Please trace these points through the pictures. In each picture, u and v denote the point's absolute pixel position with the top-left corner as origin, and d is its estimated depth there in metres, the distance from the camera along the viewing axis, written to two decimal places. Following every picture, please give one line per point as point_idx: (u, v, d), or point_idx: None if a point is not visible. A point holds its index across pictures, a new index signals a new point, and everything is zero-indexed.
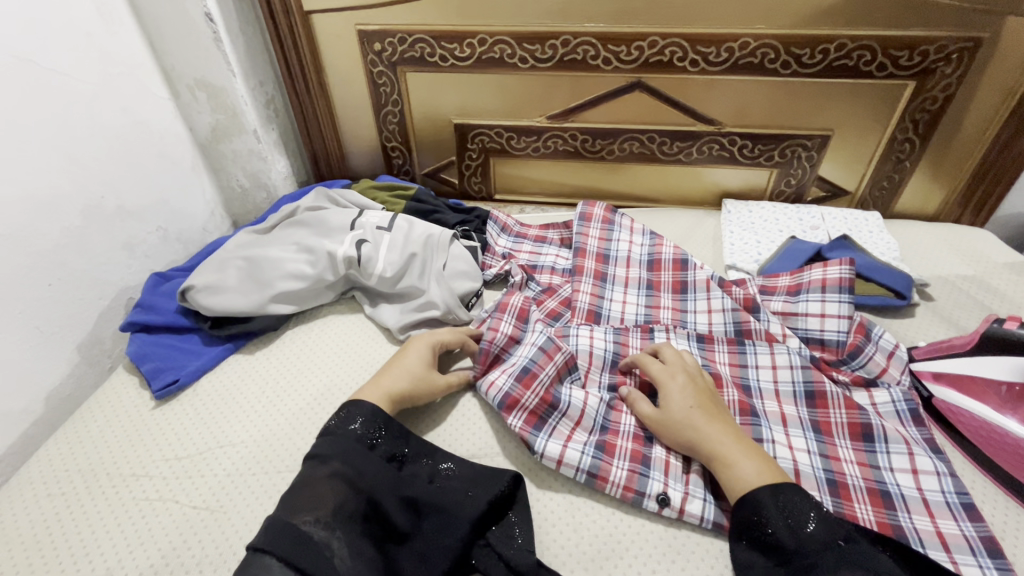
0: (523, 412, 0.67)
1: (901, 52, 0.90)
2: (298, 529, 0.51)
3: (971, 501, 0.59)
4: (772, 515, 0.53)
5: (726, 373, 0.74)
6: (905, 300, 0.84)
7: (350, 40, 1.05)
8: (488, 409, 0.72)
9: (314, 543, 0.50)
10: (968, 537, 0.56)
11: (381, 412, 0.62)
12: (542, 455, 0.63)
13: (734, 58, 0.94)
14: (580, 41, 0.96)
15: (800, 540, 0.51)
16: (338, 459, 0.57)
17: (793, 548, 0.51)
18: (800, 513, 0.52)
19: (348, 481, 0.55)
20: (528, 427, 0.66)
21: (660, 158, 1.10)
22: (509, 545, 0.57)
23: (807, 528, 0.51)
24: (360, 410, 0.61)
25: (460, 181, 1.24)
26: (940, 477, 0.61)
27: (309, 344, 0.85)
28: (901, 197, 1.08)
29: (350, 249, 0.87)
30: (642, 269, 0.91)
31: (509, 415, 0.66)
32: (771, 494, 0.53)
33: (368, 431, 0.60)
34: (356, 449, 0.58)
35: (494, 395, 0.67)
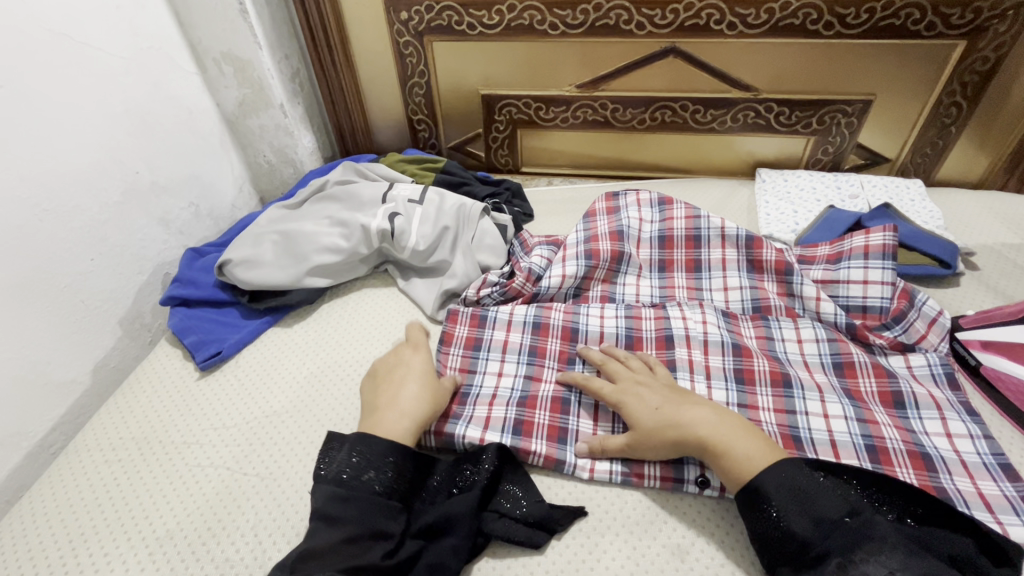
0: (543, 433, 0.66)
1: (951, 10, 0.86)
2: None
3: (1007, 461, 0.60)
4: (781, 499, 0.51)
5: (754, 346, 0.75)
6: (951, 269, 0.82)
7: (375, 9, 1.03)
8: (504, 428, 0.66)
9: None
10: (1009, 496, 0.56)
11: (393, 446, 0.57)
12: (575, 466, 0.63)
13: (774, 20, 0.91)
14: (612, 5, 0.94)
15: (820, 527, 0.49)
16: (353, 522, 0.52)
17: (808, 534, 0.49)
18: (812, 499, 0.51)
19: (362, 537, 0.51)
20: (554, 440, 0.65)
21: (693, 128, 1.07)
22: (518, 505, 0.59)
23: (818, 510, 0.50)
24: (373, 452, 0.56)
25: (486, 155, 1.21)
26: (973, 439, 0.62)
27: (345, 318, 0.86)
28: (943, 164, 1.04)
29: (383, 222, 0.87)
30: (653, 249, 0.89)
31: (531, 438, 0.65)
32: (774, 480, 0.52)
33: (380, 475, 0.55)
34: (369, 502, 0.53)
35: (507, 426, 0.67)
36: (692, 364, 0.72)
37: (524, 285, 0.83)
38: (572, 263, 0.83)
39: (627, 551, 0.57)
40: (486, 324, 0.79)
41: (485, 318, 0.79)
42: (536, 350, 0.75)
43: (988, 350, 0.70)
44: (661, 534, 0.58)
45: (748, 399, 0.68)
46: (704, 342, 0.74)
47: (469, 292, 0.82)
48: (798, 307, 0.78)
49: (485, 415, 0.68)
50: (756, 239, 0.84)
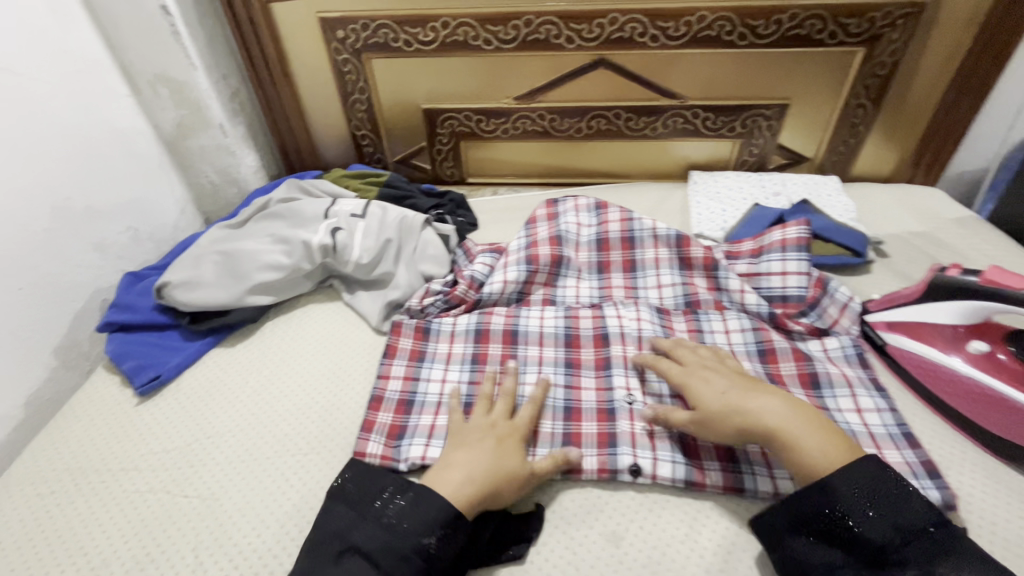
0: None
1: (850, 20, 0.93)
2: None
3: (909, 430, 0.65)
4: (852, 501, 0.51)
5: (685, 340, 0.79)
6: (861, 257, 0.88)
7: (311, 28, 1.04)
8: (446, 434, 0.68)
9: None
10: (910, 463, 0.61)
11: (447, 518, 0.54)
12: None
13: (693, 32, 0.97)
14: (542, 20, 0.98)
15: (891, 531, 0.50)
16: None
17: (880, 540, 0.50)
18: (886, 502, 0.51)
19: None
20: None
21: (627, 134, 1.13)
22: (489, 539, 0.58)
23: (899, 517, 0.50)
24: (431, 515, 0.55)
25: (432, 167, 1.23)
26: (880, 413, 0.67)
27: (290, 334, 0.86)
28: (857, 161, 1.12)
29: (324, 237, 0.88)
30: (591, 252, 0.92)
31: None
32: (846, 483, 0.52)
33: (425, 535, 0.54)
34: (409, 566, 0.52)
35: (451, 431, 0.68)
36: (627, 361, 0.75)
37: (467, 291, 0.85)
38: (513, 269, 0.87)
39: (565, 541, 0.59)
40: (429, 337, 0.81)
41: (428, 330, 0.81)
42: (478, 357, 0.78)
43: (892, 330, 0.73)
44: (597, 524, 0.60)
45: None
46: (638, 339, 0.78)
47: (412, 302, 0.84)
48: (726, 300, 0.83)
49: (430, 424, 0.70)
50: (685, 238, 0.88)
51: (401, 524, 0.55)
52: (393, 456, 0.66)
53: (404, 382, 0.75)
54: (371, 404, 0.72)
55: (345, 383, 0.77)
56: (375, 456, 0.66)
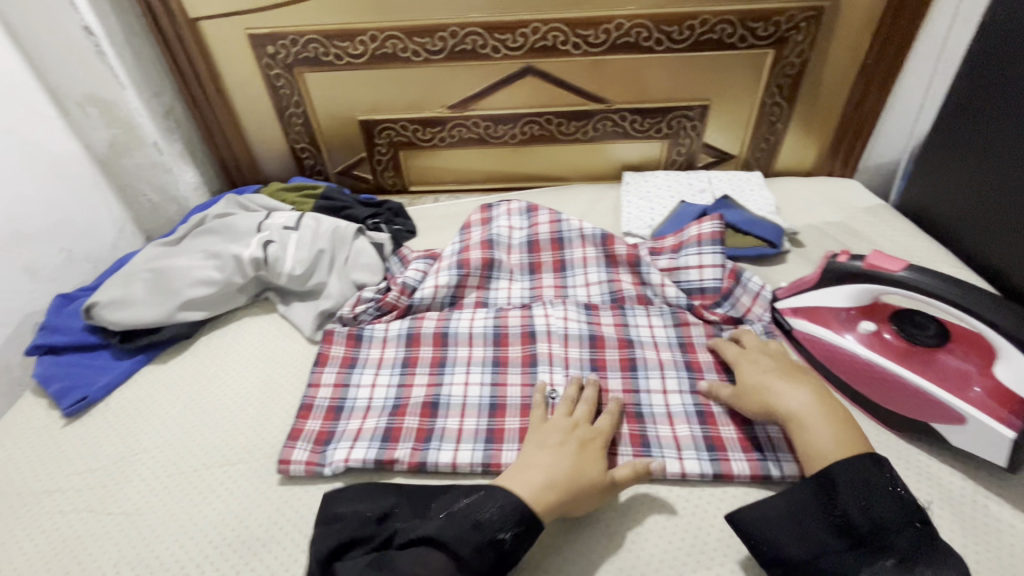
0: (410, 438, 0.69)
1: (757, 24, 0.98)
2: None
3: None
4: (845, 490, 0.54)
5: (611, 334, 0.82)
6: (777, 248, 0.92)
7: (241, 45, 1.06)
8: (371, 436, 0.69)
9: None
10: None
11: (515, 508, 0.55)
12: (436, 465, 0.66)
13: (612, 39, 1.01)
14: (466, 31, 1.01)
15: (874, 519, 0.53)
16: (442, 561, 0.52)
17: (863, 526, 0.53)
18: (876, 494, 0.54)
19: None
20: (418, 444, 0.68)
21: (560, 138, 1.16)
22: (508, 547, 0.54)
23: (880, 509, 0.53)
24: (503, 503, 0.55)
25: (374, 177, 1.25)
26: None
27: (224, 348, 0.86)
28: (780, 157, 1.18)
29: (256, 251, 0.88)
30: (523, 254, 0.95)
31: (397, 445, 0.68)
32: (845, 473, 0.55)
33: (491, 524, 0.54)
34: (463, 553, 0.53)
35: (377, 434, 0.69)
36: (551, 357, 0.78)
37: (398, 297, 0.86)
38: (444, 273, 0.89)
39: None
40: (362, 343, 0.82)
41: (360, 337, 0.82)
42: (408, 361, 0.80)
43: (797, 315, 0.76)
44: None
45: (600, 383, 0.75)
46: (564, 336, 0.81)
47: (344, 310, 0.85)
48: (649, 294, 0.86)
49: (358, 427, 0.71)
50: (609, 237, 0.92)
51: (470, 515, 0.55)
52: (318, 461, 0.67)
53: (334, 390, 0.76)
54: (300, 412, 0.73)
55: (276, 394, 0.78)
56: (300, 462, 0.67)
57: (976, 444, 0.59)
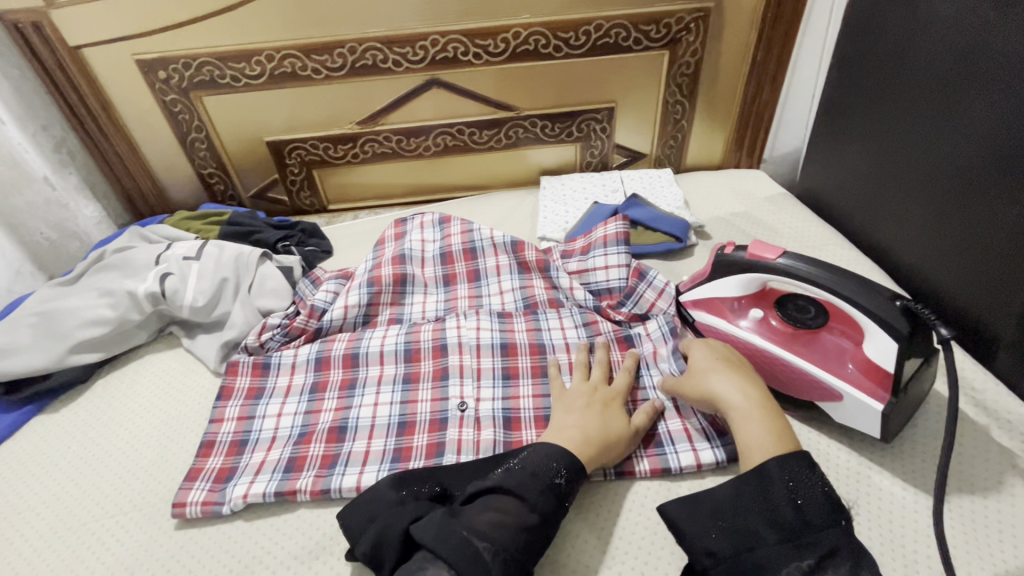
0: (314, 465, 0.67)
1: (649, 27, 1.01)
2: (472, 555, 0.50)
3: None
4: (779, 485, 0.51)
5: (524, 340, 0.81)
6: (683, 242, 0.96)
7: (131, 71, 1.01)
8: (274, 467, 0.67)
9: (472, 556, 0.50)
10: (702, 426, 0.67)
11: (568, 454, 0.59)
12: (339, 491, 0.64)
13: (512, 47, 1.02)
14: (365, 47, 1.00)
15: (804, 518, 0.49)
16: (520, 501, 0.55)
17: (790, 524, 0.49)
18: (809, 489, 0.50)
19: (516, 535, 0.52)
20: (322, 471, 0.66)
21: (474, 148, 1.17)
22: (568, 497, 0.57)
23: (809, 508, 0.49)
24: (555, 452, 0.59)
25: (290, 199, 1.22)
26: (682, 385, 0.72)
27: (123, 389, 0.82)
28: (688, 152, 1.22)
29: (152, 285, 0.85)
30: (436, 267, 0.94)
31: (300, 473, 0.66)
32: (778, 465, 0.52)
33: (549, 470, 0.57)
34: (539, 495, 0.55)
35: (280, 465, 0.67)
36: (462, 369, 0.77)
37: (307, 321, 0.84)
38: (354, 292, 0.87)
39: None
40: (269, 372, 0.80)
41: (267, 365, 0.80)
42: (317, 386, 0.77)
43: (697, 307, 0.77)
44: None
45: (511, 391, 0.74)
46: (475, 346, 0.80)
47: (248, 339, 0.82)
48: (560, 297, 0.87)
49: (261, 460, 0.68)
50: (519, 243, 0.93)
51: (532, 464, 0.58)
52: (216, 500, 0.64)
53: (238, 423, 0.74)
54: (201, 451, 0.70)
55: (178, 433, 0.75)
56: (196, 503, 0.64)
57: (852, 418, 0.62)
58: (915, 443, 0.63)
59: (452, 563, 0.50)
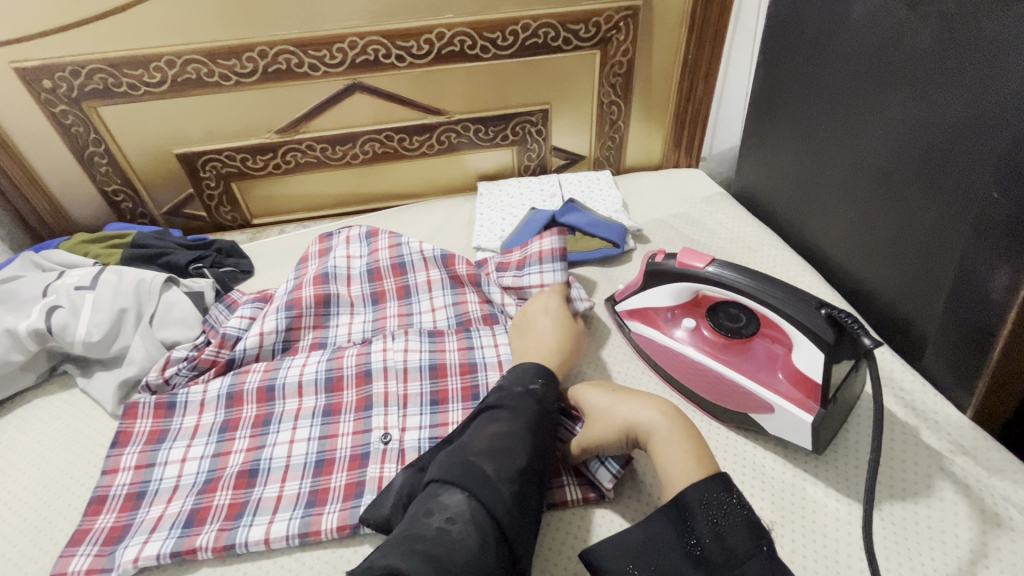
0: (219, 515, 0.61)
1: (578, 26, 0.98)
2: (482, 474, 0.50)
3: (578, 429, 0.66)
4: (700, 515, 0.47)
5: (454, 360, 0.76)
6: (620, 247, 0.93)
7: (10, 80, 0.91)
8: (173, 522, 0.60)
9: (482, 476, 0.50)
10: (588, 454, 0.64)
11: (537, 367, 0.63)
12: (244, 544, 0.58)
13: (436, 48, 0.97)
14: (277, 50, 0.93)
15: (727, 549, 0.46)
16: (511, 414, 0.57)
17: (715, 558, 0.46)
18: (727, 516, 0.47)
19: (518, 445, 0.54)
20: (227, 523, 0.60)
21: (406, 155, 1.11)
22: (550, 399, 0.60)
23: (732, 537, 0.46)
24: (527, 370, 0.62)
25: (209, 214, 1.13)
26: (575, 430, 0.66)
27: (6, 441, 0.73)
28: (627, 153, 1.19)
29: (37, 321, 0.76)
30: (364, 284, 0.88)
31: (202, 527, 0.60)
32: (697, 492, 0.48)
33: (524, 383, 0.60)
34: (524, 402, 0.58)
35: (181, 519, 0.61)
36: (387, 397, 0.72)
37: (217, 352, 0.77)
38: (271, 317, 0.80)
39: None
40: (174, 412, 0.72)
41: (171, 404, 0.72)
42: (228, 425, 0.71)
43: (632, 318, 0.74)
44: None
45: (439, 418, 0.69)
46: (402, 370, 0.74)
47: (150, 376, 0.74)
48: (494, 312, 0.83)
49: (159, 515, 0.62)
50: (449, 256, 0.88)
51: (508, 384, 0.61)
52: (104, 564, 0.57)
53: (136, 472, 0.66)
54: (89, 508, 0.63)
55: (67, 488, 0.67)
56: (79, 572, 0.57)
57: (787, 431, 0.60)
58: (845, 450, 0.62)
59: (467, 485, 0.49)
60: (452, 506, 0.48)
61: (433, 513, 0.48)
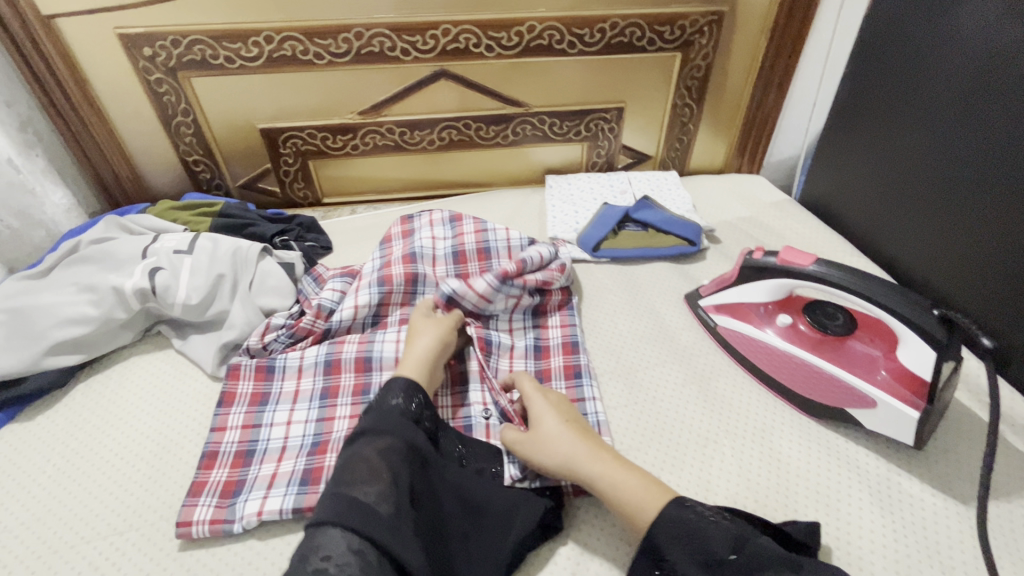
0: None
1: (664, 27, 1.01)
2: (364, 507, 0.49)
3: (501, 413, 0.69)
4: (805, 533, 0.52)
5: (556, 342, 0.79)
6: (696, 246, 0.95)
7: (111, 45, 0.93)
8: (289, 481, 0.62)
9: (367, 509, 0.49)
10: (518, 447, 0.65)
11: (412, 383, 0.63)
12: None
13: (525, 41, 0.99)
14: (373, 33, 0.95)
15: None
16: (389, 436, 0.56)
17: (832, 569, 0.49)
18: None
19: (387, 467, 0.53)
20: None
21: (480, 143, 1.13)
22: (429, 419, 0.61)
23: None
24: (396, 386, 0.62)
25: (282, 190, 1.15)
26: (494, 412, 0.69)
27: (109, 395, 0.75)
28: (693, 155, 1.22)
29: (140, 281, 0.77)
30: (448, 266, 0.89)
31: (319, 488, 0.61)
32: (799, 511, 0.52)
33: (408, 403, 0.60)
34: (401, 423, 0.58)
35: (297, 478, 0.62)
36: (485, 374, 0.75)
37: (313, 322, 0.79)
38: (364, 291, 0.82)
39: None
40: (274, 376, 0.74)
41: (272, 368, 0.74)
42: (329, 391, 0.73)
43: (721, 312, 0.78)
44: None
45: None
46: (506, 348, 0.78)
47: (250, 340, 0.76)
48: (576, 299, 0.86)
49: (272, 473, 0.64)
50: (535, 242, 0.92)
51: (380, 404, 0.60)
52: (224, 518, 0.59)
53: (243, 431, 0.68)
54: (202, 463, 0.65)
55: (175, 442, 0.69)
56: (202, 522, 0.59)
57: (888, 426, 0.62)
58: (939, 448, 0.64)
59: (348, 522, 0.48)
60: (330, 545, 0.46)
61: (308, 557, 0.46)
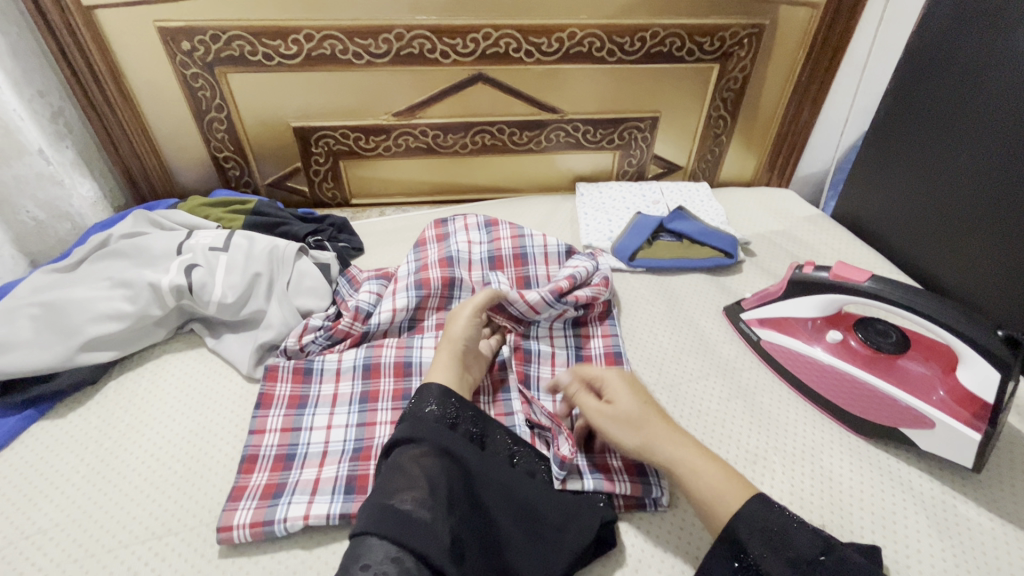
0: None
1: (704, 39, 1.00)
2: (403, 516, 0.49)
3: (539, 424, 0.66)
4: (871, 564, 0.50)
5: (599, 352, 0.78)
6: (733, 258, 0.95)
7: (149, 38, 0.92)
8: (332, 488, 0.61)
9: (407, 518, 0.49)
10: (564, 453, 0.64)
11: (446, 388, 0.61)
12: None
13: (565, 48, 0.99)
14: (414, 34, 0.94)
15: None
16: (427, 444, 0.56)
17: None
18: None
19: (426, 475, 0.52)
20: None
21: (512, 149, 1.13)
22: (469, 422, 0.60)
23: None
24: (430, 392, 0.61)
25: (311, 189, 1.14)
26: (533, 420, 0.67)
27: (142, 394, 0.73)
28: (723, 168, 1.22)
29: (177, 278, 0.76)
30: (484, 270, 0.88)
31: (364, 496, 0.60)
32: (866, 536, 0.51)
33: (444, 411, 0.60)
34: (437, 430, 0.57)
35: (340, 485, 0.61)
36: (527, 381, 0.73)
37: (351, 325, 0.77)
38: (402, 295, 0.80)
39: None
40: (311, 378, 0.73)
41: (309, 370, 0.73)
42: (368, 395, 0.71)
43: (765, 325, 0.78)
44: None
45: None
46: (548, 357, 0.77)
47: (288, 342, 0.75)
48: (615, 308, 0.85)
49: (314, 478, 0.62)
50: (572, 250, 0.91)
51: (415, 410, 0.59)
52: (266, 523, 0.57)
53: (282, 434, 0.67)
54: (242, 466, 0.63)
55: (212, 444, 0.67)
56: (244, 526, 0.57)
57: (942, 446, 0.62)
58: (993, 472, 0.64)
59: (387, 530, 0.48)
60: (374, 554, 0.47)
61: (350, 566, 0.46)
